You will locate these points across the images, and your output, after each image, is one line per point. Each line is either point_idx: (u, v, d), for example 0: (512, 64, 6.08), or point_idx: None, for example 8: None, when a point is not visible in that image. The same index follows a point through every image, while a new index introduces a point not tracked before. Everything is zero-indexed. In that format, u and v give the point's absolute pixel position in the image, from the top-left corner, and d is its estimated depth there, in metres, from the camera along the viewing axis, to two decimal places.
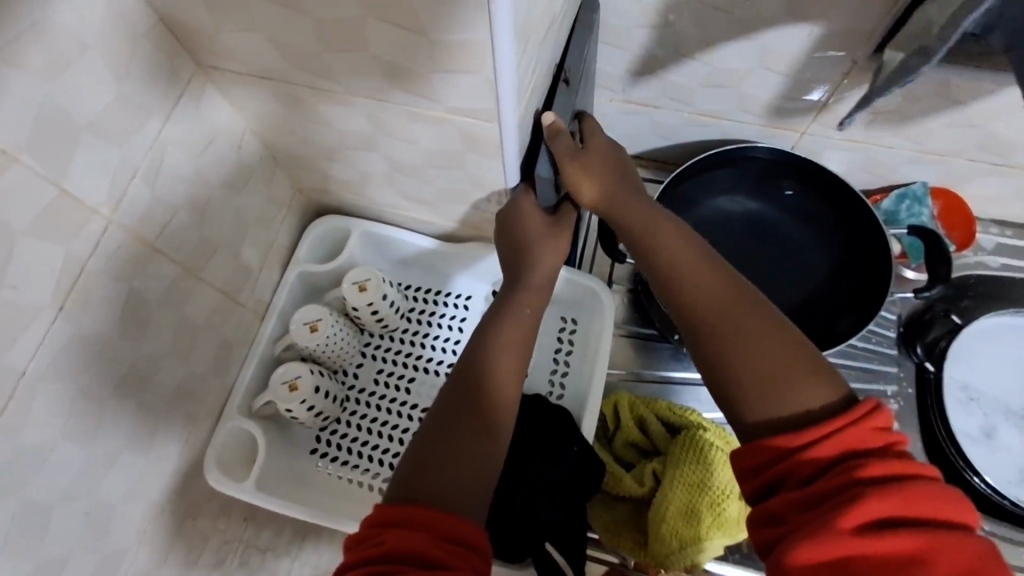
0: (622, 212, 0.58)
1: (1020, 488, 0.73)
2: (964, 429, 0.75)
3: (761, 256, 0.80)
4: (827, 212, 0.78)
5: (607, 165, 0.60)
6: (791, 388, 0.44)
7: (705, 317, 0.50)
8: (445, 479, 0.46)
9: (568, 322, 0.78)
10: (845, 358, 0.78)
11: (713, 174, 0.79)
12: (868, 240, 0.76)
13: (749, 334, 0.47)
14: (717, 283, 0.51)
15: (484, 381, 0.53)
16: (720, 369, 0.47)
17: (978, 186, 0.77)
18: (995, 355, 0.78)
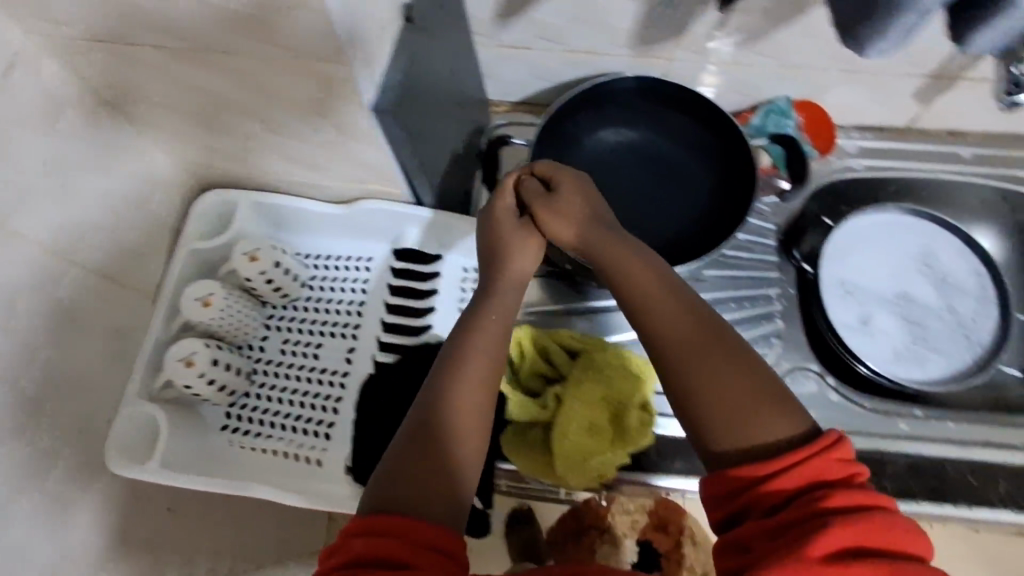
0: (598, 246, 0.56)
1: (896, 366, 0.80)
2: (842, 320, 0.82)
3: (647, 183, 0.82)
4: (705, 134, 0.80)
5: (576, 200, 0.59)
6: (752, 421, 0.45)
7: (672, 352, 0.49)
8: (414, 490, 0.45)
9: (470, 271, 0.81)
10: (728, 268, 0.82)
11: (589, 109, 0.81)
12: (738, 150, 0.78)
13: (715, 372, 0.47)
14: (684, 316, 0.50)
15: (451, 404, 0.49)
16: (690, 404, 0.47)
17: (834, 95, 0.82)
18: (869, 251, 0.84)
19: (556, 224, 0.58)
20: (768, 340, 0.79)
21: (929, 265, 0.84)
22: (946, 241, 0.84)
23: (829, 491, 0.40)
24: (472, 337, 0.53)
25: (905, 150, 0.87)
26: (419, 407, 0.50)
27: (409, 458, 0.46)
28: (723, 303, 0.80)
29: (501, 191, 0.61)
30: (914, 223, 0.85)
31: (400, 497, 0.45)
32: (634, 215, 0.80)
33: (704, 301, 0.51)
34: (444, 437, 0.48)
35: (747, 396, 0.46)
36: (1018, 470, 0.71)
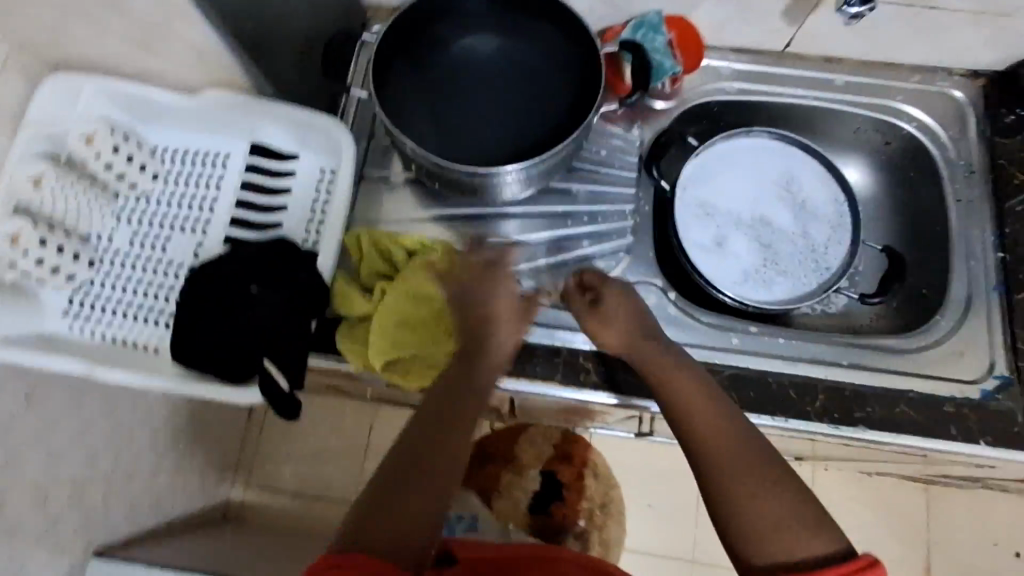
0: (641, 358, 0.64)
1: (743, 287, 0.81)
2: (697, 241, 0.83)
3: (501, 93, 0.79)
4: (560, 48, 0.78)
5: (625, 311, 0.66)
6: (792, 541, 0.51)
7: (716, 464, 0.55)
8: (396, 521, 0.51)
9: (327, 173, 0.80)
10: (587, 182, 0.82)
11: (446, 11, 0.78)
12: (589, 61, 0.76)
13: (759, 487, 0.53)
14: (721, 424, 0.57)
15: (450, 444, 0.56)
16: (727, 515, 0.53)
17: (705, 12, 0.81)
18: (730, 176, 0.86)
19: (604, 334, 0.66)
20: (616, 255, 0.80)
21: (788, 191, 0.85)
22: (807, 166, 0.86)
23: None
24: (464, 381, 0.59)
25: (778, 75, 0.86)
26: (406, 441, 0.56)
27: (398, 484, 0.53)
28: (576, 216, 0.81)
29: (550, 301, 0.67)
30: (778, 147, 0.86)
31: (388, 526, 0.51)
32: (485, 122, 0.78)
33: (755, 429, 0.57)
34: (432, 462, 0.54)
35: (793, 519, 0.52)
36: (835, 386, 0.73)
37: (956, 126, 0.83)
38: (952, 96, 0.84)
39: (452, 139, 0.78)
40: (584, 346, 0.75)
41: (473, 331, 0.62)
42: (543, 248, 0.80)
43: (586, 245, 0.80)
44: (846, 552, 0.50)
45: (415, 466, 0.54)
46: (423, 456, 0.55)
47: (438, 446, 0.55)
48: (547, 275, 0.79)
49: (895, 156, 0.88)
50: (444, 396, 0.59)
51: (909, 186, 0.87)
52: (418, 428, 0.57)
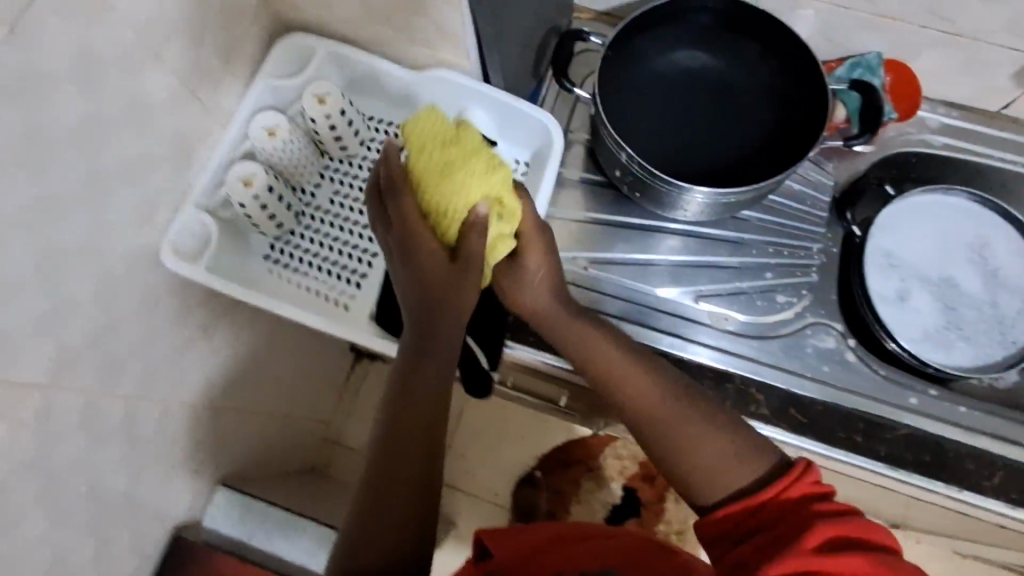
0: (555, 320, 0.62)
1: (923, 345, 0.79)
2: (879, 291, 0.81)
3: (706, 111, 0.80)
4: (775, 76, 0.78)
5: (543, 267, 0.62)
6: (731, 470, 0.51)
7: (646, 427, 0.56)
8: (385, 544, 0.49)
9: (520, 164, 0.85)
10: (776, 216, 0.82)
11: (661, 27, 0.78)
12: (808, 96, 0.76)
13: (689, 433, 0.53)
14: (646, 388, 0.57)
15: (398, 437, 0.53)
16: (668, 462, 0.54)
17: (927, 60, 0.79)
18: (922, 231, 0.83)
19: (524, 297, 0.63)
20: (797, 291, 0.80)
21: (980, 256, 0.83)
22: (1004, 235, 0.82)
23: (815, 505, 0.47)
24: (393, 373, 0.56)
25: (987, 135, 0.83)
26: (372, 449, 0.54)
27: (386, 465, 0.52)
28: (761, 246, 0.81)
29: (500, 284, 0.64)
30: (977, 211, 0.83)
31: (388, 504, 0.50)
32: (688, 139, 0.79)
33: (666, 375, 0.58)
34: (405, 424, 0.53)
35: (726, 453, 0.52)
36: (1011, 463, 0.71)
37: None
38: None
39: (654, 149, 0.78)
40: (757, 378, 0.75)
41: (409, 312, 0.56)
42: (725, 273, 0.80)
43: (769, 277, 0.80)
44: (781, 466, 0.51)
45: (384, 471, 0.52)
46: (400, 419, 0.53)
47: (394, 440, 0.53)
48: (725, 300, 0.79)
49: None
50: (410, 367, 0.55)
51: None
52: (396, 399, 0.54)
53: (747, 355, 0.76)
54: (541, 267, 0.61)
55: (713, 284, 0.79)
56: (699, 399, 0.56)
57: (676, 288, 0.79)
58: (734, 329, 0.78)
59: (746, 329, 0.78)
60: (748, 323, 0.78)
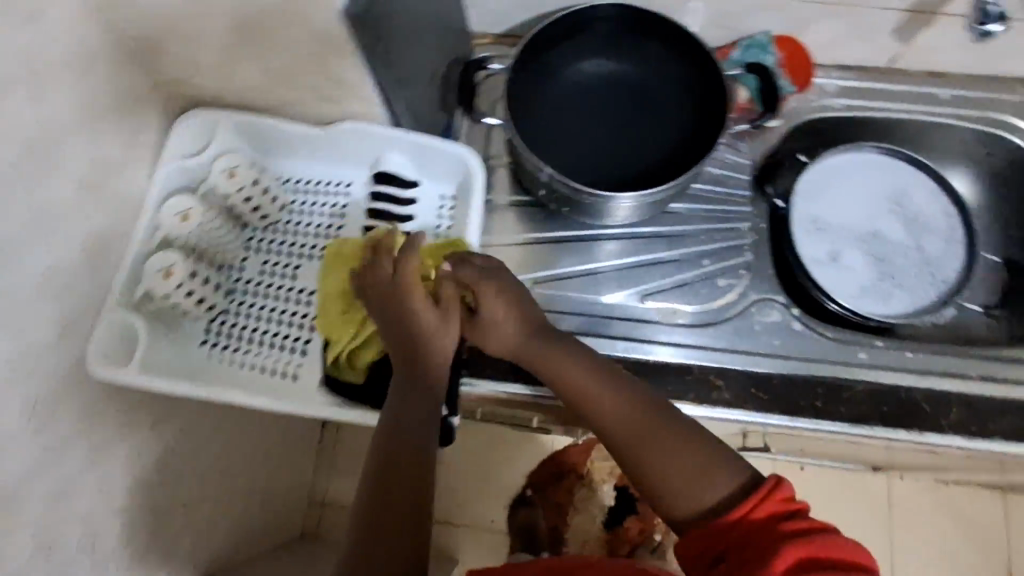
0: (530, 356, 0.64)
1: (863, 300, 0.82)
2: (813, 256, 0.84)
3: (621, 111, 0.81)
4: (677, 67, 0.80)
5: (511, 309, 0.65)
6: (709, 488, 0.52)
7: (616, 440, 0.57)
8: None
9: (448, 199, 0.83)
10: (702, 203, 0.83)
11: (559, 42, 0.79)
12: (705, 84, 0.78)
13: (659, 447, 0.55)
14: (624, 410, 0.58)
15: (393, 490, 0.55)
16: (648, 481, 0.55)
17: (815, 31, 0.82)
18: (841, 191, 0.86)
19: (494, 336, 0.66)
20: (735, 271, 0.81)
21: (900, 205, 0.86)
22: (917, 181, 0.86)
23: (784, 523, 0.48)
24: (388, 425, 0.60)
25: (884, 90, 0.87)
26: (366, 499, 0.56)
27: (375, 512, 0.54)
28: (693, 235, 0.82)
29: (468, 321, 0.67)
30: (888, 162, 0.87)
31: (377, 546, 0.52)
32: (609, 143, 0.80)
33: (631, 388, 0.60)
34: (392, 474, 0.56)
35: (702, 469, 0.53)
36: (971, 398, 0.74)
37: None
38: None
39: (572, 163, 0.79)
40: (712, 365, 0.76)
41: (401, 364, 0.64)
42: (665, 267, 0.81)
43: (707, 264, 0.81)
44: (755, 482, 0.52)
45: (377, 518, 0.54)
46: (392, 472, 0.57)
47: (386, 493, 0.55)
48: (670, 294, 0.80)
49: (1002, 167, 0.88)
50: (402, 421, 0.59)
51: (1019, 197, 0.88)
52: (387, 451, 0.58)
53: (701, 344, 0.78)
54: (505, 311, 0.64)
55: (656, 280, 0.81)
56: (678, 416, 0.57)
57: (622, 291, 0.80)
58: (686, 322, 0.79)
59: (694, 318, 0.79)
60: (696, 312, 0.79)
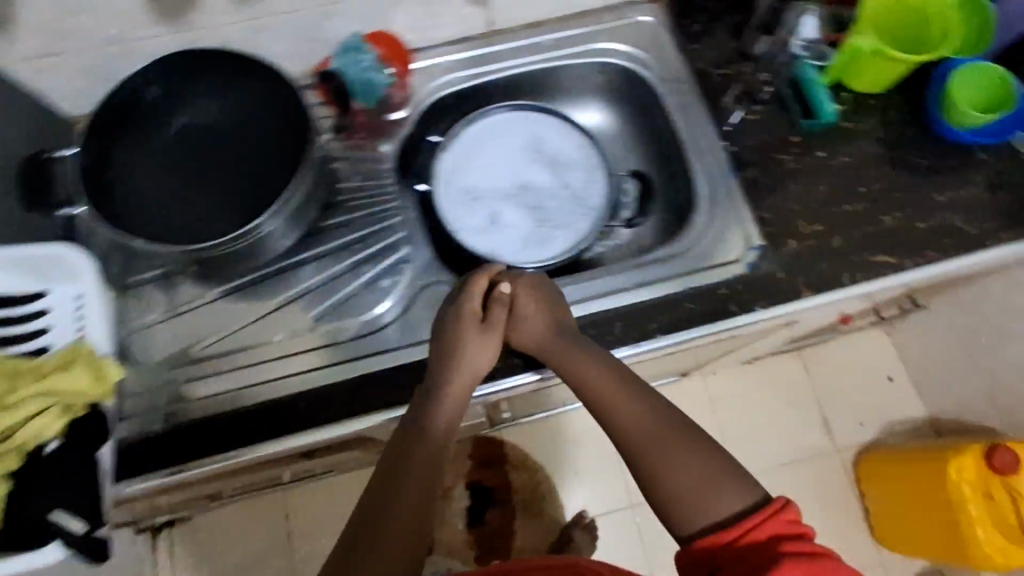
0: (553, 353, 0.69)
1: (527, 251, 0.85)
2: (471, 226, 0.86)
3: (221, 153, 0.77)
4: (261, 91, 0.77)
5: (534, 316, 0.70)
6: (717, 495, 0.57)
7: (635, 446, 0.61)
8: None
9: (78, 298, 0.74)
10: (346, 214, 0.85)
11: (135, 108, 0.74)
12: (289, 104, 0.77)
13: (675, 458, 0.59)
14: (633, 412, 0.62)
15: (383, 515, 0.57)
16: (648, 486, 0.59)
17: (396, 19, 0.85)
18: (484, 156, 0.89)
19: (517, 334, 0.71)
20: (396, 266, 0.83)
21: (539, 151, 0.90)
22: (549, 124, 0.91)
23: (784, 543, 0.53)
24: (409, 449, 0.62)
25: (492, 52, 0.91)
26: (349, 528, 0.58)
27: (366, 526, 0.57)
28: (347, 247, 0.83)
29: (472, 296, 0.71)
30: (519, 115, 0.91)
31: (373, 548, 0.55)
32: (220, 188, 0.75)
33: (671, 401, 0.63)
34: (404, 480, 0.59)
35: (711, 478, 0.58)
36: (630, 308, 0.79)
37: (655, 45, 0.92)
38: (643, 22, 0.92)
39: (183, 220, 0.74)
40: (388, 365, 0.75)
41: (442, 349, 0.69)
42: (324, 289, 0.82)
43: (366, 269, 0.83)
44: (759, 503, 0.57)
45: (365, 547, 0.55)
46: (389, 494, 0.58)
47: (380, 517, 0.57)
48: (339, 312, 0.81)
49: (618, 88, 0.95)
50: (404, 454, 0.61)
51: (642, 111, 0.95)
52: (392, 470, 0.60)
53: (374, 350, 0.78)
54: (535, 307, 0.70)
55: (324, 302, 0.82)
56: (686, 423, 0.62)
57: (290, 326, 0.81)
58: (360, 333, 0.79)
59: (367, 325, 0.80)
60: (366, 321, 0.80)
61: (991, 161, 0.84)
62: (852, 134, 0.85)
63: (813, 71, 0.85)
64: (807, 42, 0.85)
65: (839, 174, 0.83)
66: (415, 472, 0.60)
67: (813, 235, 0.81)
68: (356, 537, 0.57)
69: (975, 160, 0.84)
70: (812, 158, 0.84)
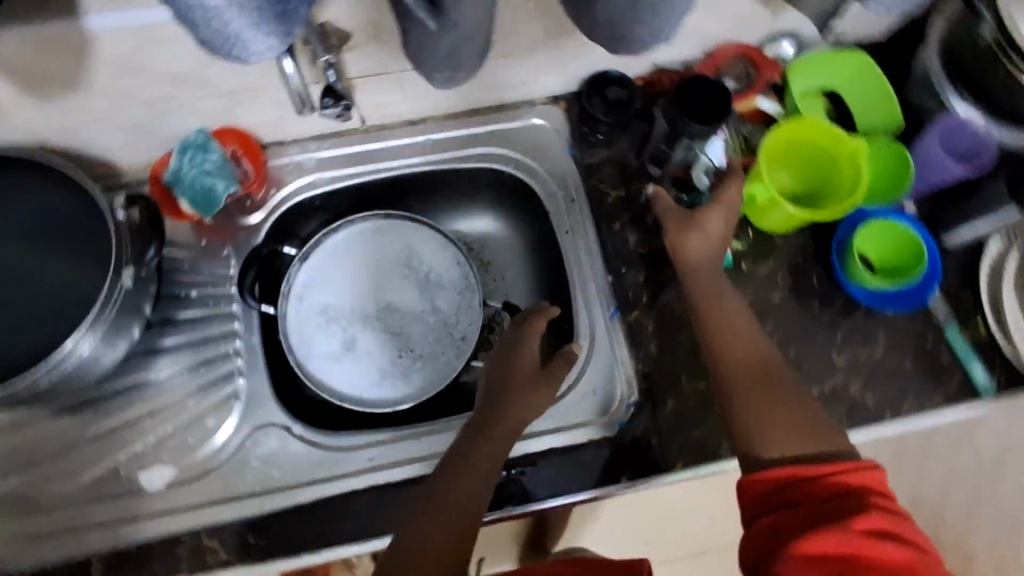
0: (700, 272, 0.69)
1: (382, 386, 0.77)
2: (324, 352, 0.78)
3: None
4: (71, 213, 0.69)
5: (715, 225, 0.69)
6: (811, 438, 0.58)
7: (729, 371, 0.63)
8: (428, 535, 0.57)
9: None
10: (179, 335, 0.75)
11: None
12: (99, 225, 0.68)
13: (756, 399, 0.60)
14: (749, 356, 0.63)
15: (473, 461, 0.62)
16: (736, 418, 0.60)
17: (247, 116, 0.74)
18: (347, 270, 0.81)
19: (682, 238, 0.69)
20: (228, 402, 0.73)
21: (410, 267, 0.82)
22: (423, 238, 0.82)
23: (875, 499, 0.51)
24: (500, 406, 0.64)
25: (367, 151, 0.81)
26: (446, 463, 0.63)
27: (458, 458, 0.62)
28: (174, 377, 0.74)
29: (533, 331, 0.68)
30: (392, 225, 0.82)
31: (453, 482, 0.60)
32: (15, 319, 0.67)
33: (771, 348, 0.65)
34: (491, 431, 0.63)
35: (805, 428, 0.58)
36: None
37: (549, 153, 0.82)
38: (538, 124, 0.83)
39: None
40: (204, 522, 0.68)
41: (495, 378, 0.67)
42: (145, 423, 0.72)
43: (193, 402, 0.73)
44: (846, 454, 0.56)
45: (452, 473, 0.61)
46: (479, 439, 0.63)
47: (470, 462, 0.62)
48: (158, 454, 0.71)
49: (509, 195, 0.85)
50: (498, 403, 0.65)
51: (534, 222, 0.85)
52: (480, 427, 0.64)
53: (191, 504, 0.69)
54: (716, 221, 0.69)
55: (143, 440, 0.72)
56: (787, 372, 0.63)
57: (100, 468, 0.71)
58: (178, 479, 0.70)
59: (191, 467, 0.71)
60: (185, 467, 0.71)
61: (898, 318, 0.76)
62: (748, 276, 0.77)
63: None
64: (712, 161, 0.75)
65: None
66: (496, 438, 0.63)
67: (694, 394, 0.73)
68: (450, 462, 0.62)
69: (880, 317, 0.76)
70: None
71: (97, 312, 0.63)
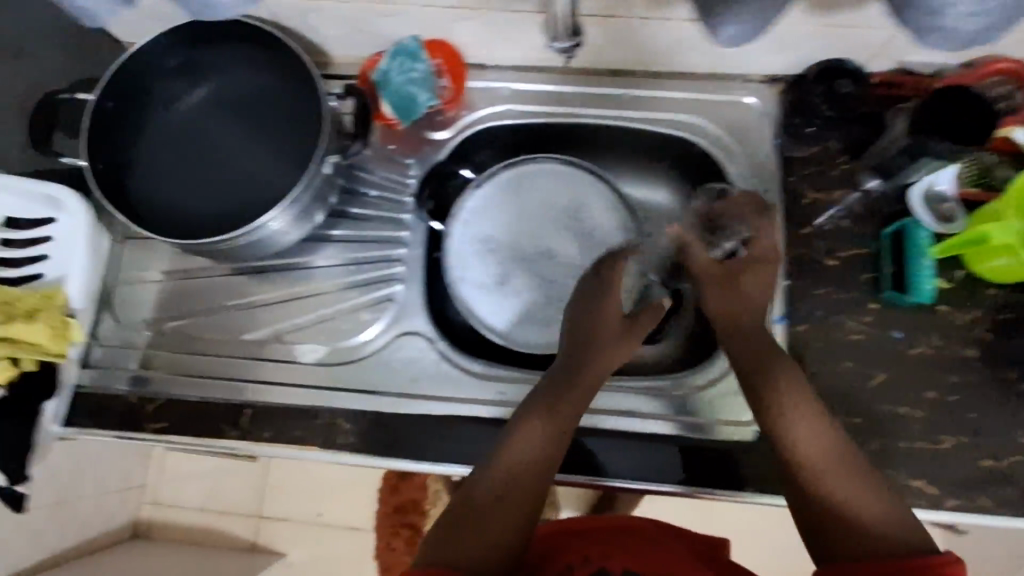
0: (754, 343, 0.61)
1: (522, 328, 0.78)
2: (476, 280, 0.79)
3: None
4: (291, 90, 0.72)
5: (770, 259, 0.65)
6: (901, 525, 0.49)
7: (802, 442, 0.54)
8: (491, 505, 0.52)
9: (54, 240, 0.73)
10: (354, 229, 0.79)
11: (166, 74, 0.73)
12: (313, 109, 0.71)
13: (839, 477, 0.52)
14: (823, 429, 0.54)
15: (541, 426, 0.57)
16: (813, 495, 0.52)
17: (461, 33, 0.74)
18: (515, 207, 0.81)
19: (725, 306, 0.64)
20: (382, 303, 0.77)
21: (574, 219, 0.81)
22: (596, 194, 0.81)
23: None
24: (587, 362, 0.62)
25: (563, 93, 0.79)
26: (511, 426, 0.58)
27: (523, 419, 0.58)
28: (342, 266, 0.78)
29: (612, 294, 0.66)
30: (570, 173, 0.81)
31: (516, 441, 0.56)
32: None
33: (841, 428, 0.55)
34: (569, 391, 0.60)
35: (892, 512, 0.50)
36: (606, 436, 0.69)
37: (750, 135, 0.77)
38: (746, 104, 0.78)
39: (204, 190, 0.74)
40: (343, 404, 0.71)
41: (580, 338, 0.65)
42: (308, 301, 0.78)
43: (354, 293, 0.78)
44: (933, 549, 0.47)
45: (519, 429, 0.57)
46: (554, 400, 0.59)
47: (537, 426, 0.57)
48: (313, 332, 0.77)
49: (694, 170, 0.81)
50: (583, 360, 0.62)
51: None
52: (556, 390, 0.60)
53: (331, 384, 0.73)
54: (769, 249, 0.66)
55: (303, 316, 0.77)
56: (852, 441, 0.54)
57: (261, 330, 0.77)
58: (325, 361, 0.75)
59: (339, 354, 0.75)
60: (333, 351, 0.75)
61: None
62: (938, 321, 0.70)
63: (924, 234, 0.69)
64: (927, 190, 0.71)
65: (908, 367, 0.68)
66: (571, 402, 0.60)
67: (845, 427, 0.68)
68: (524, 418, 0.58)
69: None
70: (883, 336, 0.69)
71: (298, 188, 0.67)
